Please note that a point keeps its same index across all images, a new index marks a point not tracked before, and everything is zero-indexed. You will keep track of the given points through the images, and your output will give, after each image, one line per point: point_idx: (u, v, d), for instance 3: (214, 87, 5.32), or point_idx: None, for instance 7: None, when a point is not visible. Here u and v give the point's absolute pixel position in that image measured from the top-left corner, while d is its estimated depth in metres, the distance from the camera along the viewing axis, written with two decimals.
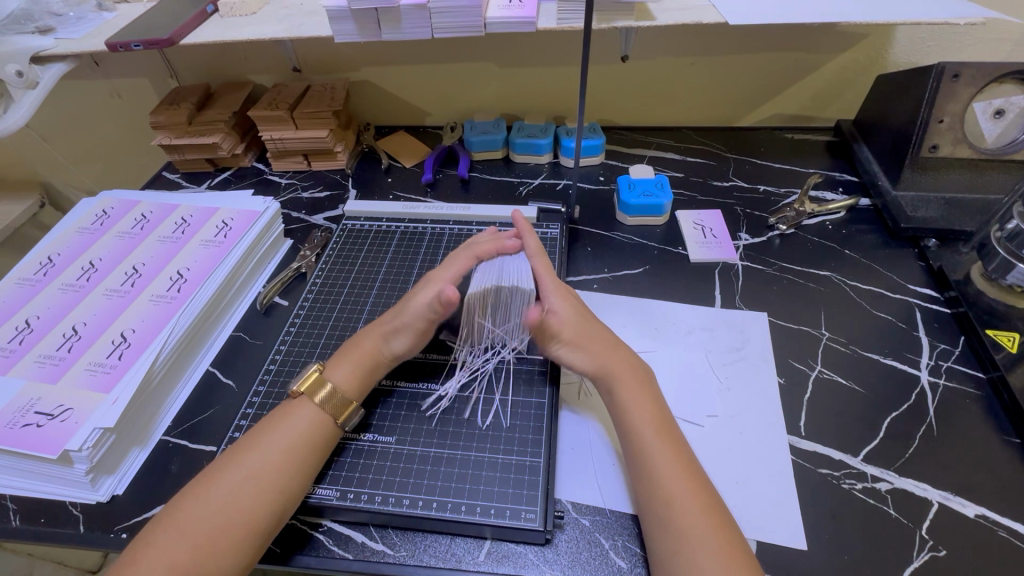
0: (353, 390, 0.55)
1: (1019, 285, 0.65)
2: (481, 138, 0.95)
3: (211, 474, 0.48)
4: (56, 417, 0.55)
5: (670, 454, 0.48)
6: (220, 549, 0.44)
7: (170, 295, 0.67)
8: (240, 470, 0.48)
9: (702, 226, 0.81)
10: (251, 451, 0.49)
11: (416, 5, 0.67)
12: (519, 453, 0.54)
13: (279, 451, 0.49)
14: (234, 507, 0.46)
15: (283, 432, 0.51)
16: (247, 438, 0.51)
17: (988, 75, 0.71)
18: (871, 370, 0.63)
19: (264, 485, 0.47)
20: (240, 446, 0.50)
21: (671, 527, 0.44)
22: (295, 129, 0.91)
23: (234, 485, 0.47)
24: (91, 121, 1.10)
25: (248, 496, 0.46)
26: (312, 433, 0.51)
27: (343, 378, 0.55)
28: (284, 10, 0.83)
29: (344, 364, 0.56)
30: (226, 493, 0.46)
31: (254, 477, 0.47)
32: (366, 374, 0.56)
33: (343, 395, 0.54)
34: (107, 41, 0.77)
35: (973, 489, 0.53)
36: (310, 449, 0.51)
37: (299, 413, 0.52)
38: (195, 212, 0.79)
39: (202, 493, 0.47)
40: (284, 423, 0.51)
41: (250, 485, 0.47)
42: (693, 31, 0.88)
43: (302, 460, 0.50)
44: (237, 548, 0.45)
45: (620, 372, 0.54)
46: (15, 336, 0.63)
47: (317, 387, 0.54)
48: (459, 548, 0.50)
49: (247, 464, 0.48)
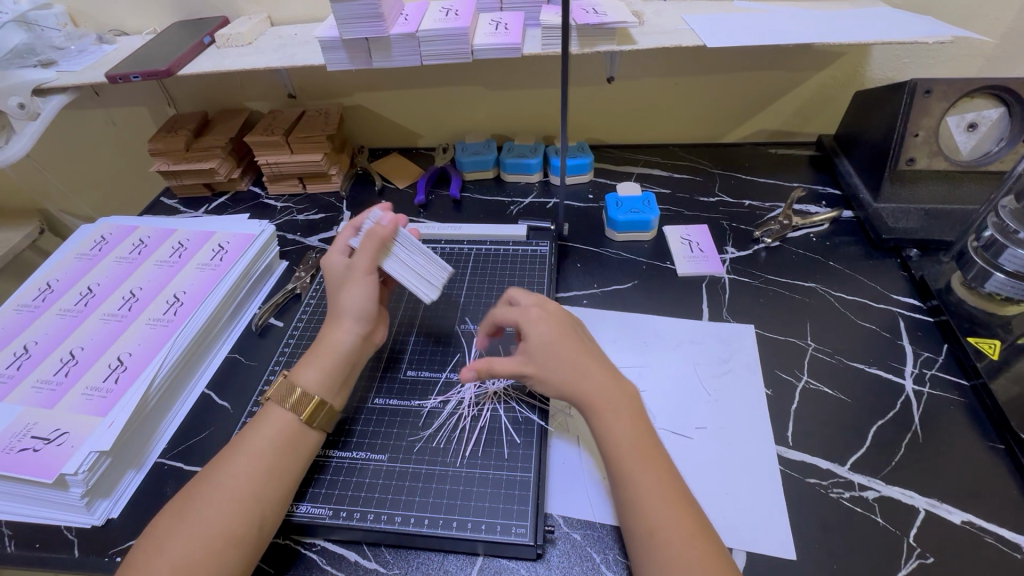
0: (316, 384, 0.54)
1: (999, 293, 0.68)
2: (471, 159, 0.97)
3: (190, 488, 0.49)
4: (53, 441, 0.55)
5: (653, 482, 0.47)
6: (201, 563, 0.44)
7: (166, 318, 0.68)
8: (215, 482, 0.48)
9: (689, 241, 0.83)
10: (226, 463, 0.50)
11: (405, 34, 0.70)
12: (510, 469, 0.54)
13: (263, 467, 0.49)
14: (211, 520, 0.46)
15: (253, 441, 0.51)
16: (223, 449, 0.51)
17: (960, 90, 0.73)
18: (857, 379, 0.64)
19: (236, 494, 0.47)
20: (213, 462, 0.51)
21: (653, 554, 0.44)
22: (290, 153, 0.93)
23: (212, 498, 0.47)
24: (90, 148, 1.13)
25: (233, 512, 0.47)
26: (281, 439, 0.51)
27: (309, 378, 0.54)
28: (279, 40, 0.86)
29: (313, 367, 0.55)
30: (202, 508, 0.47)
31: (239, 492, 0.48)
32: (331, 368, 0.56)
33: (306, 391, 0.54)
34: (107, 73, 0.80)
35: (960, 496, 0.53)
36: (281, 457, 0.51)
37: (266, 419, 0.53)
38: (192, 236, 0.81)
39: (180, 507, 0.47)
40: (254, 431, 0.52)
41: (225, 496, 0.47)
42: (675, 53, 0.91)
43: (275, 471, 0.50)
44: (218, 562, 0.45)
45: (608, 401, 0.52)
46: (13, 362, 0.64)
47: (288, 393, 0.53)
48: (451, 565, 0.50)
49: (235, 481, 0.48)
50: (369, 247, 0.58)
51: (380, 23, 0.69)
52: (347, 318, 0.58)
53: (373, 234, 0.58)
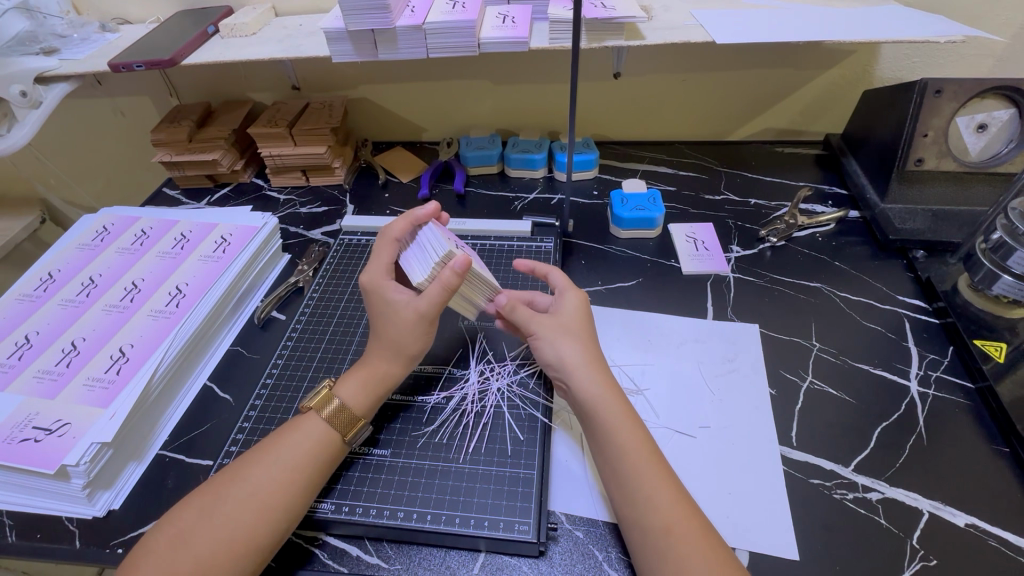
0: (364, 406, 0.55)
1: (1006, 297, 0.67)
2: (476, 154, 0.97)
3: (215, 489, 0.48)
4: (54, 432, 0.55)
5: (663, 484, 0.47)
6: (220, 567, 0.44)
7: (168, 310, 0.68)
8: (243, 486, 0.48)
9: (694, 239, 0.82)
10: (257, 468, 0.49)
11: (411, 26, 0.69)
12: (513, 466, 0.54)
13: (283, 471, 0.49)
14: (235, 523, 0.46)
15: (288, 448, 0.51)
16: (253, 454, 0.51)
17: (970, 90, 0.72)
18: (862, 379, 0.64)
19: (259, 499, 0.47)
20: (240, 465, 0.50)
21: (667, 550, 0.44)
22: (293, 146, 0.93)
23: (238, 501, 0.47)
24: (91, 138, 1.12)
25: (251, 514, 0.46)
26: (316, 451, 0.51)
27: (355, 401, 0.54)
28: (284, 30, 0.85)
29: (355, 383, 0.56)
30: (227, 512, 0.46)
31: (257, 495, 0.47)
32: (376, 392, 0.56)
33: (350, 411, 0.53)
34: (110, 62, 0.79)
35: (964, 499, 0.53)
36: (316, 471, 0.50)
37: (303, 429, 0.52)
38: (195, 227, 0.81)
39: (205, 508, 0.47)
40: (290, 439, 0.51)
41: (251, 503, 0.47)
42: (682, 49, 0.90)
43: (305, 481, 0.49)
44: (235, 566, 0.44)
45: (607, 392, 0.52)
46: (15, 352, 0.64)
47: (326, 403, 0.54)
48: (453, 561, 0.50)
49: (251, 482, 0.48)
50: (440, 291, 0.54)
51: (385, 14, 0.68)
52: (404, 353, 0.57)
53: (443, 282, 0.53)
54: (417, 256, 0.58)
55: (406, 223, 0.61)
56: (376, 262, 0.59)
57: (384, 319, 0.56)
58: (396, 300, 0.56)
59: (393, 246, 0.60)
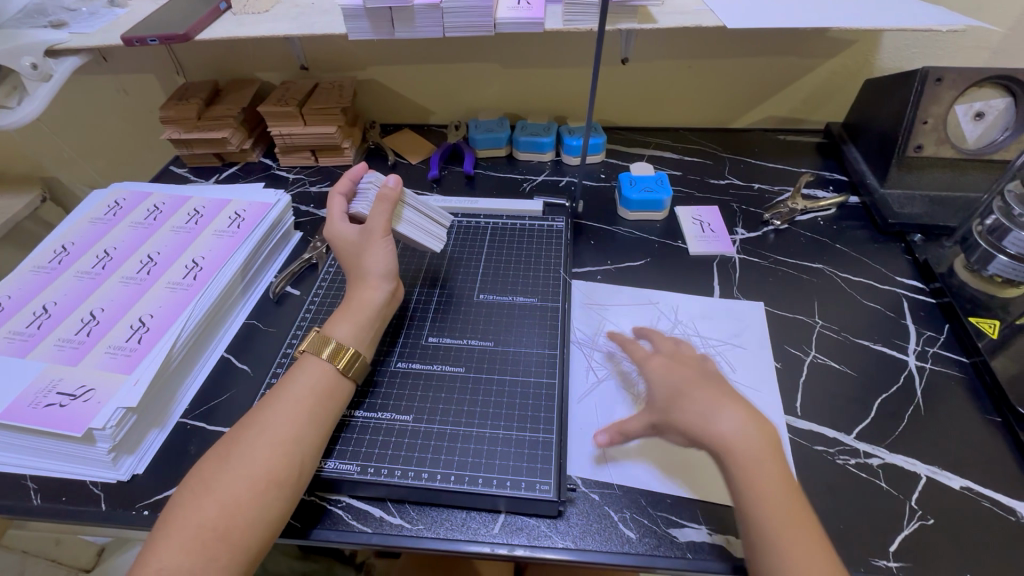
0: (355, 339, 0.57)
1: (1000, 276, 0.70)
2: (485, 136, 0.98)
3: (233, 433, 0.50)
4: (79, 397, 0.56)
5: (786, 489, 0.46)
6: (249, 502, 0.45)
7: (186, 282, 0.68)
8: (258, 427, 0.50)
9: (700, 221, 0.84)
10: (269, 411, 0.51)
11: (429, 4, 0.70)
12: (531, 431, 0.56)
13: (291, 406, 0.51)
14: (255, 461, 0.47)
15: (293, 387, 0.53)
16: (263, 398, 0.53)
17: (969, 79, 0.75)
18: (862, 355, 0.66)
19: (275, 438, 0.49)
20: (252, 411, 0.52)
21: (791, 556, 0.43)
22: (303, 125, 0.93)
23: (252, 440, 0.49)
24: (96, 115, 1.11)
25: (266, 450, 0.48)
26: (315, 385, 0.53)
27: (346, 334, 0.57)
28: (296, 8, 0.85)
29: (342, 322, 0.58)
30: (244, 452, 0.48)
31: (269, 432, 0.49)
32: (365, 324, 0.58)
33: (343, 344, 0.56)
34: (123, 36, 0.79)
35: (959, 463, 0.56)
36: (319, 403, 0.52)
37: (299, 370, 0.54)
38: (208, 203, 0.81)
39: (226, 452, 0.48)
40: (293, 380, 0.53)
41: (266, 440, 0.49)
42: (690, 35, 0.92)
43: (315, 416, 0.52)
44: (262, 501, 0.46)
45: (752, 438, 0.47)
46: (33, 321, 0.64)
47: (321, 346, 0.55)
48: (474, 522, 0.52)
49: (262, 423, 0.50)
50: (381, 211, 0.61)
51: None
52: (375, 277, 0.60)
53: (382, 197, 0.62)
54: (361, 200, 0.65)
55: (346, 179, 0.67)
56: (331, 217, 0.64)
57: (350, 253, 0.62)
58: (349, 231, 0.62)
59: (342, 199, 0.65)
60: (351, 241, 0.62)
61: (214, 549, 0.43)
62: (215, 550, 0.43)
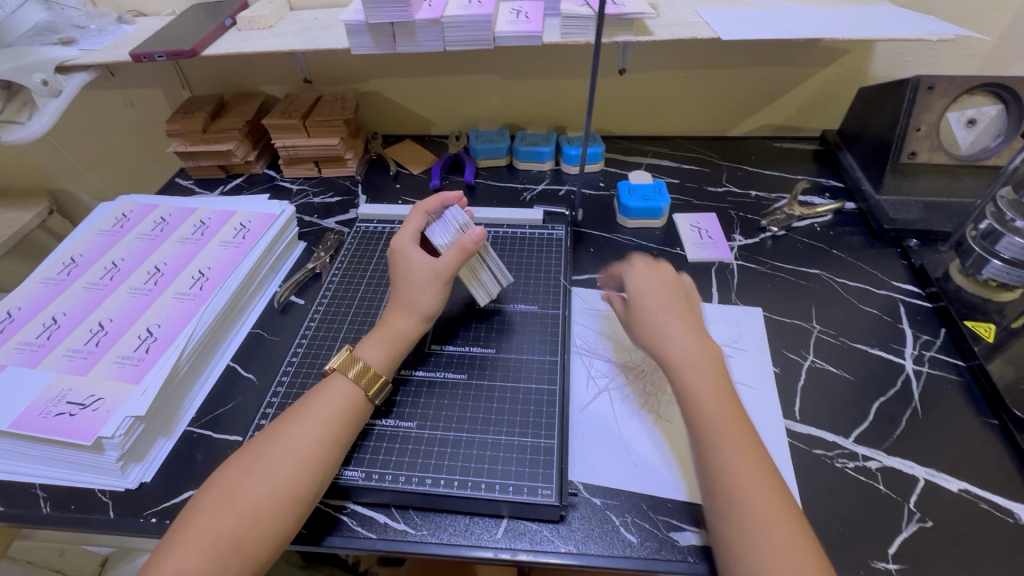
0: (384, 365, 0.58)
1: (995, 280, 0.71)
2: (485, 146, 0.99)
3: (253, 447, 0.51)
4: (88, 406, 0.57)
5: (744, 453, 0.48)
6: (265, 515, 0.46)
7: (193, 292, 0.70)
8: (280, 442, 0.50)
9: (699, 228, 0.85)
10: (292, 426, 0.52)
11: (430, 19, 0.72)
12: (533, 436, 0.57)
13: (318, 425, 0.52)
14: (277, 476, 0.48)
15: (320, 406, 0.53)
16: (288, 414, 0.53)
17: (960, 86, 0.76)
18: (860, 359, 0.67)
19: (299, 454, 0.49)
20: (277, 424, 0.53)
21: (726, 510, 0.46)
22: (307, 137, 0.95)
23: (275, 454, 0.49)
24: (103, 129, 1.13)
25: (288, 466, 0.49)
26: (344, 405, 0.54)
27: (375, 357, 0.57)
28: (300, 24, 0.87)
29: (376, 345, 0.58)
30: (267, 466, 0.49)
31: (293, 449, 0.50)
32: (396, 351, 0.59)
33: (372, 368, 0.56)
34: (131, 52, 0.81)
35: (957, 466, 0.56)
36: (347, 424, 0.53)
37: (330, 388, 0.55)
38: (213, 214, 0.82)
39: (246, 465, 0.49)
40: (321, 398, 0.54)
41: (290, 457, 0.49)
42: (686, 46, 0.94)
43: (338, 435, 0.52)
44: (280, 515, 0.47)
45: (717, 405, 0.51)
46: (43, 332, 0.65)
47: (349, 364, 0.56)
48: (477, 527, 0.52)
49: (287, 438, 0.50)
50: (454, 256, 0.62)
51: (406, 8, 0.70)
52: (418, 313, 0.61)
53: (461, 245, 0.62)
54: (441, 226, 0.66)
55: (438, 199, 0.68)
56: (408, 229, 0.66)
57: (400, 279, 0.63)
58: (413, 261, 0.63)
59: (423, 217, 0.67)
60: (412, 263, 0.63)
61: (227, 558, 0.44)
62: (227, 559, 0.44)
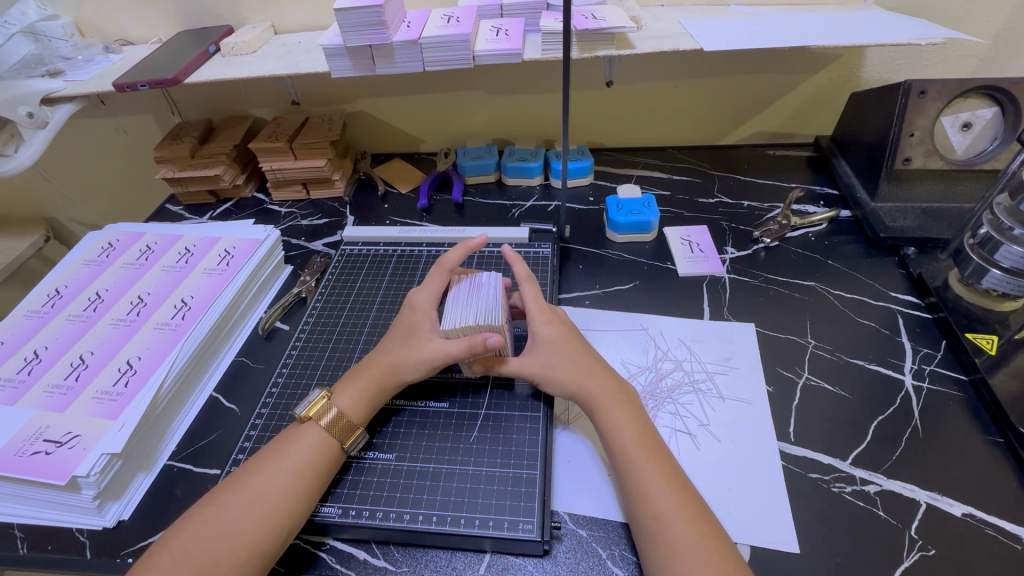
0: (361, 416, 0.56)
1: (995, 290, 0.68)
2: (473, 163, 0.98)
3: (213, 498, 0.50)
4: (65, 444, 0.56)
5: (660, 470, 0.49)
6: (223, 569, 0.45)
7: (174, 322, 0.69)
8: (238, 494, 0.49)
9: (689, 241, 0.84)
10: (253, 475, 0.50)
11: (408, 41, 0.71)
12: (516, 466, 0.55)
13: (282, 474, 0.50)
14: (239, 528, 0.47)
15: (284, 456, 0.52)
16: (251, 462, 0.52)
17: (953, 90, 0.74)
18: (857, 375, 0.65)
19: (262, 503, 0.48)
20: (243, 471, 0.51)
21: (660, 555, 0.45)
22: (294, 159, 0.95)
23: (238, 506, 0.48)
24: (94, 156, 1.14)
25: (252, 517, 0.48)
26: (310, 454, 0.52)
27: (350, 406, 0.56)
28: (283, 48, 0.88)
29: (351, 391, 0.57)
30: (228, 517, 0.47)
31: (258, 500, 0.48)
32: (373, 400, 0.57)
33: (349, 419, 0.55)
34: (114, 82, 0.81)
35: (961, 490, 0.54)
36: (314, 471, 0.52)
37: (298, 436, 0.53)
38: (199, 241, 0.82)
39: (205, 516, 0.48)
40: (282, 447, 0.53)
41: (253, 508, 0.48)
42: (673, 57, 0.93)
43: (303, 483, 0.50)
44: (240, 569, 0.45)
45: (669, 492, 0.48)
46: (24, 367, 0.65)
47: (324, 412, 0.55)
48: (460, 562, 0.51)
49: (251, 487, 0.49)
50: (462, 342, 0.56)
51: (383, 30, 0.70)
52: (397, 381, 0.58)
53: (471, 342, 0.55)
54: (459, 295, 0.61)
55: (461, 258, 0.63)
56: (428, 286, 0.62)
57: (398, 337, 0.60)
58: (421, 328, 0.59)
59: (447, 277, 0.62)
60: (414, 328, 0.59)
61: None
62: None
